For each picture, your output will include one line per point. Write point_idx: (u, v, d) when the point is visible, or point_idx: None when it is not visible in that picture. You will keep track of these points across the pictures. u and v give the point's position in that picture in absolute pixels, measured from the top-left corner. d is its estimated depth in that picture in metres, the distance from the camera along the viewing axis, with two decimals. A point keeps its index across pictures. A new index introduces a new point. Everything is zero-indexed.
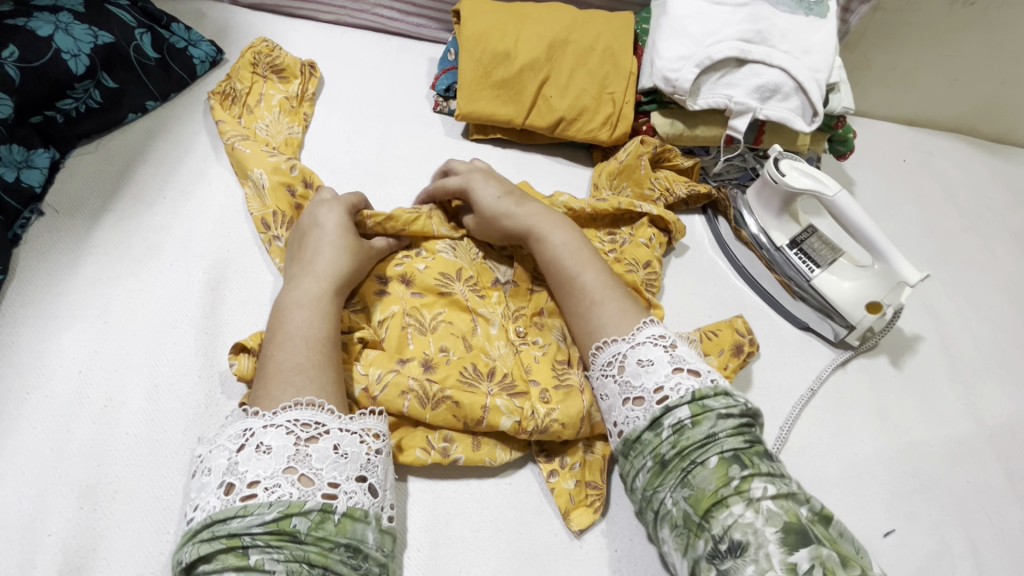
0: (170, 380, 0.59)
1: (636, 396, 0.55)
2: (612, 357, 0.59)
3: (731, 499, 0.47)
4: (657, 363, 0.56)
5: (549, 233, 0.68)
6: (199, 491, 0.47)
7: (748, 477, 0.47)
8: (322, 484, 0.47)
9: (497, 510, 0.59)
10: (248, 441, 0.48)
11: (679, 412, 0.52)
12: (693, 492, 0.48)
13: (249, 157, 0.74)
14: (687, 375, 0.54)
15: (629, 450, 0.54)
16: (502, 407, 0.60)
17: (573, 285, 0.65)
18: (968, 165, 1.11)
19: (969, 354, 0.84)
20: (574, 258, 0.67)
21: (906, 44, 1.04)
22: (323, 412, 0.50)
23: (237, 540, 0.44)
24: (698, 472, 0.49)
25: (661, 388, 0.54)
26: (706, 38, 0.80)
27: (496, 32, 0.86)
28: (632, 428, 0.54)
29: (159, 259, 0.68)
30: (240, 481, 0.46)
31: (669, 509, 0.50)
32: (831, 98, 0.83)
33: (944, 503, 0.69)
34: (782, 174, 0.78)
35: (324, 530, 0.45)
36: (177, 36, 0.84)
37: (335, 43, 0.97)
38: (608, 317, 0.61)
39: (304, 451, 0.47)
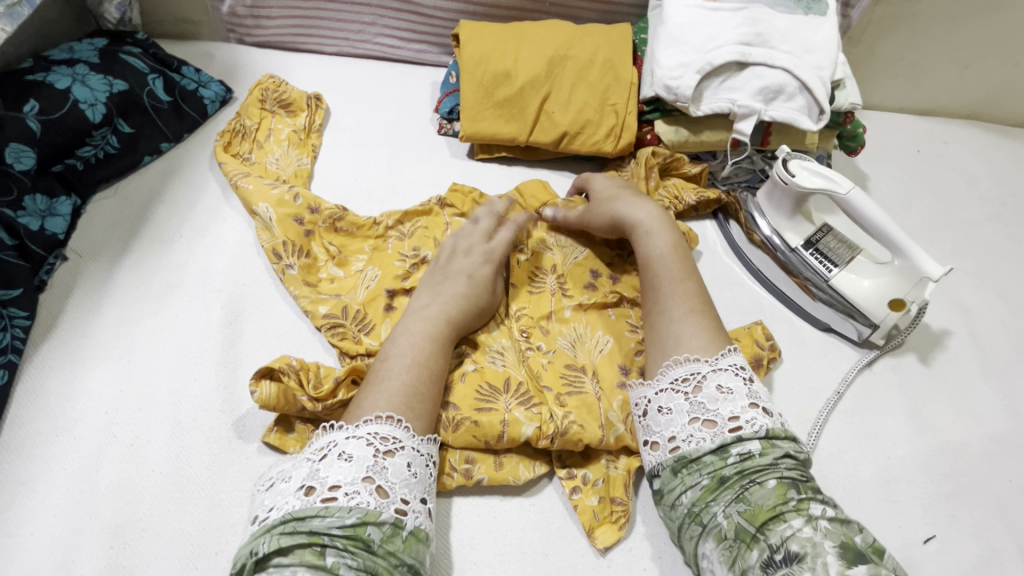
0: (194, 417, 0.60)
1: (708, 419, 0.54)
2: (688, 374, 0.56)
3: (789, 515, 0.47)
4: (735, 393, 0.55)
5: (651, 237, 0.69)
6: (276, 494, 0.49)
7: (805, 499, 0.48)
8: (396, 499, 0.48)
9: (522, 532, 0.58)
10: (331, 451, 0.50)
11: (749, 444, 0.52)
12: (750, 507, 0.49)
13: (253, 192, 0.76)
14: (761, 411, 0.54)
15: (683, 467, 0.53)
16: (521, 417, 0.61)
17: (674, 288, 0.64)
18: (987, 152, 1.08)
19: (1003, 347, 0.81)
20: (679, 261, 0.67)
21: (911, 35, 1.02)
22: (400, 429, 0.52)
23: (317, 538, 0.45)
24: (756, 489, 0.49)
25: (737, 417, 0.53)
26: (706, 44, 0.79)
27: (495, 52, 0.87)
28: (693, 446, 0.53)
29: (178, 295, 0.69)
30: (321, 484, 0.47)
31: (721, 522, 0.50)
32: (837, 95, 0.82)
33: (987, 505, 0.66)
34: (792, 174, 0.77)
35: (393, 545, 0.46)
36: (188, 78, 0.87)
37: (340, 75, 1.00)
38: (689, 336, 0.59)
39: (382, 463, 0.49)
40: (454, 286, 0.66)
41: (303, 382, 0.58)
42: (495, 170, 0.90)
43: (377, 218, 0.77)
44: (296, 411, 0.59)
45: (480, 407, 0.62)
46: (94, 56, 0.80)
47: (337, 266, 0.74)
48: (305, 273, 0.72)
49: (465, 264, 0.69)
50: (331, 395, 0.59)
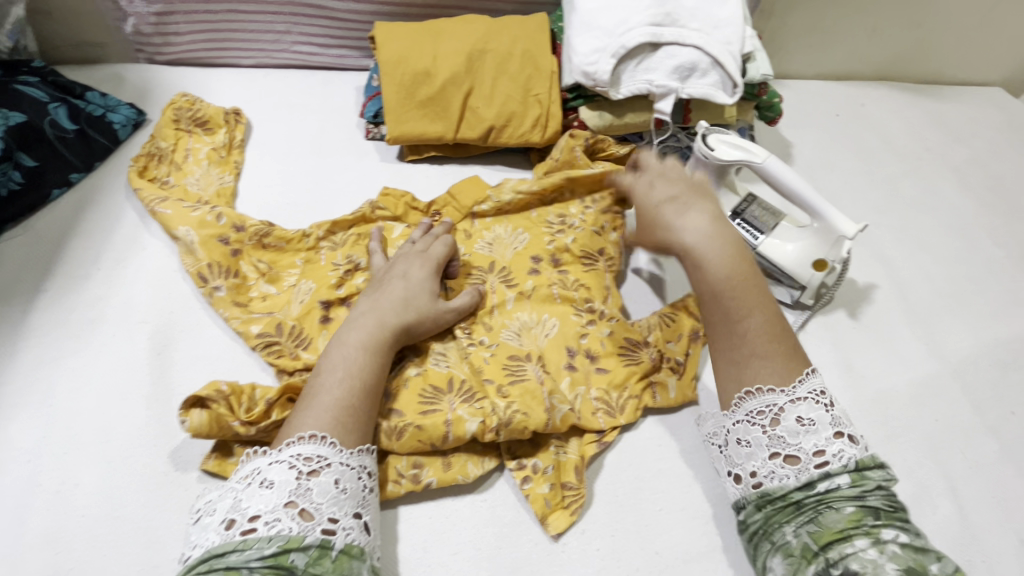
0: (125, 454, 0.58)
1: (790, 454, 0.54)
2: (763, 407, 0.57)
3: (856, 537, 0.48)
4: (818, 424, 0.55)
5: (712, 261, 0.62)
6: (201, 531, 0.49)
7: (880, 525, 0.49)
8: (322, 519, 0.48)
9: (474, 529, 0.58)
10: (254, 480, 0.50)
11: (837, 479, 0.52)
12: (818, 528, 0.50)
13: (172, 216, 0.74)
14: (848, 443, 0.54)
15: (766, 502, 0.54)
16: (464, 414, 0.60)
17: (741, 324, 0.60)
18: (901, 111, 1.14)
19: (925, 295, 0.85)
20: (740, 296, 0.61)
21: (819, 4, 1.06)
22: (326, 446, 0.52)
23: (235, 573, 0.44)
24: (829, 513, 0.51)
25: (822, 452, 0.53)
26: (618, 27, 0.80)
27: (413, 52, 0.86)
28: (777, 484, 0.54)
29: (100, 331, 0.66)
30: (241, 516, 0.48)
31: (790, 540, 0.51)
32: (749, 68, 0.84)
33: (917, 445, 0.69)
34: (712, 149, 0.78)
35: (322, 567, 0.46)
36: (94, 104, 0.84)
37: (259, 87, 0.97)
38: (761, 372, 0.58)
39: (305, 485, 0.49)
40: (393, 292, 0.66)
41: (234, 406, 0.57)
42: (427, 170, 0.90)
43: (306, 230, 0.76)
44: (233, 436, 0.57)
45: (424, 411, 0.61)
46: None
47: (268, 283, 0.73)
48: (234, 293, 0.70)
49: (405, 270, 0.69)
50: (265, 417, 0.58)
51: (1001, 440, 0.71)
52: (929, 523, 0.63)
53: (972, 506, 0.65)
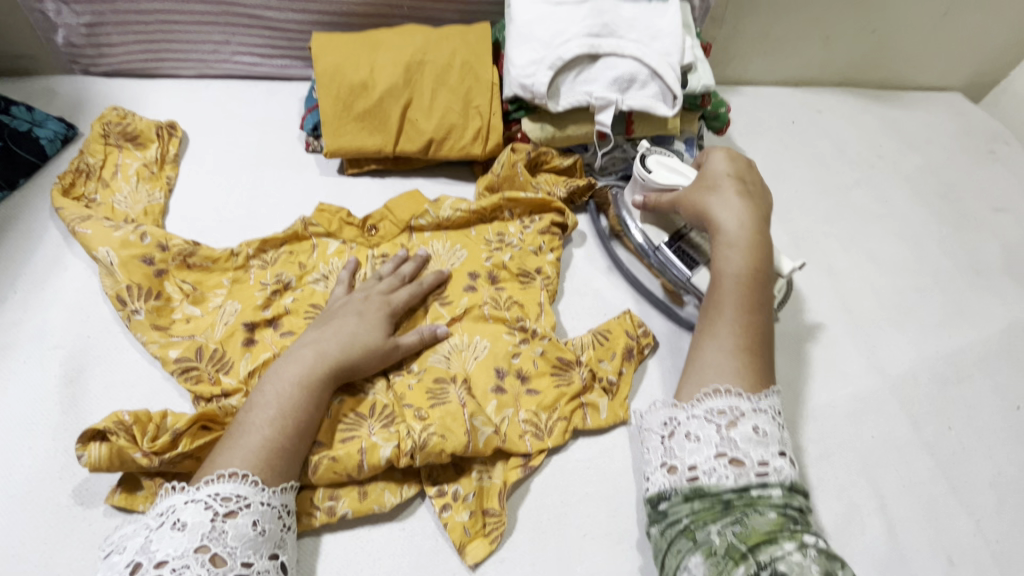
0: (27, 489, 0.56)
1: (736, 458, 0.53)
2: (727, 408, 0.56)
3: (782, 539, 0.48)
4: (770, 438, 0.55)
5: (736, 252, 0.66)
6: (107, 570, 0.47)
7: (800, 529, 0.49)
8: (235, 565, 0.48)
9: (390, 559, 0.57)
10: (167, 519, 0.49)
11: (770, 489, 0.52)
12: (746, 529, 0.49)
13: (92, 236, 0.72)
14: (788, 464, 0.54)
15: (695, 495, 0.53)
16: (378, 440, 0.58)
17: (734, 318, 0.62)
18: (856, 118, 1.13)
19: (868, 307, 0.85)
20: (755, 287, 0.64)
21: (771, 12, 1.05)
22: (246, 485, 0.51)
23: None
24: (754, 515, 0.50)
25: (766, 462, 0.53)
26: (554, 39, 0.79)
27: (350, 64, 0.84)
28: (713, 480, 0.53)
29: (11, 358, 0.64)
30: (148, 560, 0.46)
31: (713, 540, 0.50)
32: (690, 78, 0.83)
33: (850, 463, 0.69)
34: (648, 171, 0.77)
35: None
36: (19, 119, 0.81)
37: (198, 99, 0.95)
38: (731, 372, 0.59)
39: (220, 528, 0.49)
40: (342, 327, 0.64)
41: (137, 438, 0.55)
42: (368, 184, 0.88)
43: (234, 249, 0.74)
44: (137, 469, 0.56)
45: (343, 439, 0.60)
46: None
47: (192, 304, 0.71)
48: (154, 316, 0.68)
49: (360, 307, 0.67)
50: (172, 446, 0.56)
51: (935, 456, 0.70)
52: (858, 544, 0.63)
53: (902, 526, 0.64)
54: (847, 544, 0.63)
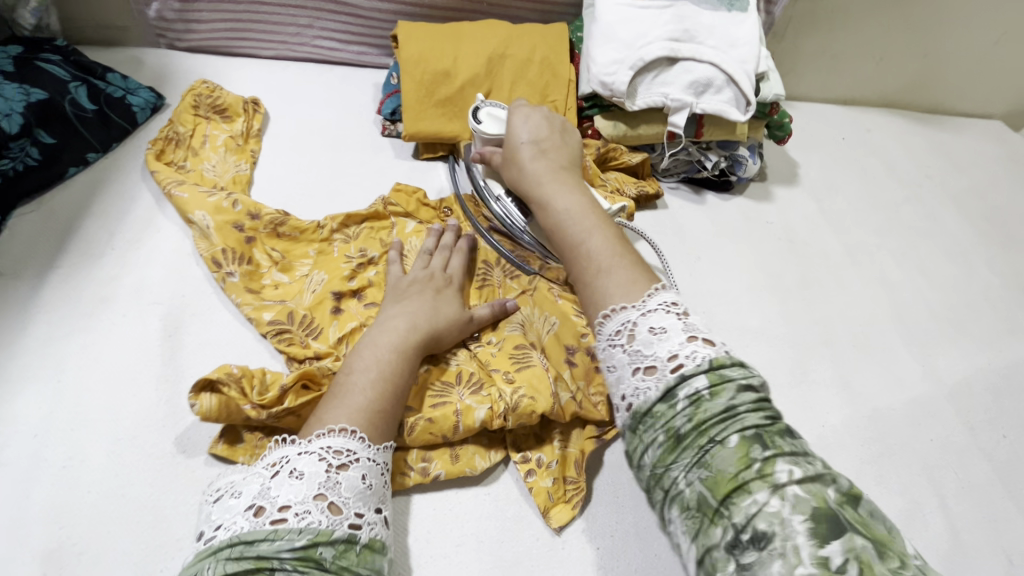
0: (133, 434, 0.58)
1: (647, 366, 0.47)
2: (620, 327, 0.51)
3: (753, 484, 0.39)
4: (670, 331, 0.48)
5: (553, 196, 0.64)
6: (224, 513, 0.48)
7: (769, 455, 0.40)
8: (349, 514, 0.48)
9: (478, 522, 0.60)
10: (283, 467, 0.50)
11: (695, 382, 0.44)
12: (710, 474, 0.41)
13: (188, 200, 0.74)
14: (702, 345, 0.47)
15: (640, 424, 0.46)
16: (472, 403, 0.62)
17: (590, 241, 0.59)
18: (903, 138, 1.16)
19: (921, 318, 0.87)
20: (578, 220, 0.61)
21: (831, 30, 1.08)
22: (355, 441, 0.52)
23: (265, 562, 0.43)
24: (717, 450, 0.41)
25: (676, 356, 0.46)
26: (637, 40, 0.82)
27: (434, 52, 0.88)
28: (642, 400, 0.46)
29: (111, 310, 0.66)
30: (270, 504, 0.47)
31: (682, 490, 0.42)
32: (762, 87, 0.86)
33: (911, 463, 0.71)
34: (479, 120, 0.77)
35: (348, 560, 0.46)
36: (114, 86, 0.84)
37: (279, 79, 0.98)
38: (612, 286, 0.54)
39: (334, 478, 0.49)
40: (426, 301, 0.67)
41: (246, 390, 0.58)
42: (441, 170, 0.91)
43: (321, 222, 0.77)
44: (243, 421, 0.58)
45: (434, 403, 0.63)
46: (10, 66, 0.77)
47: (281, 271, 0.73)
48: (246, 280, 0.71)
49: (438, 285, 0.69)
50: (275, 403, 0.58)
51: (991, 461, 0.73)
52: (921, 539, 0.65)
53: (963, 526, 0.67)
54: (911, 539, 0.65)
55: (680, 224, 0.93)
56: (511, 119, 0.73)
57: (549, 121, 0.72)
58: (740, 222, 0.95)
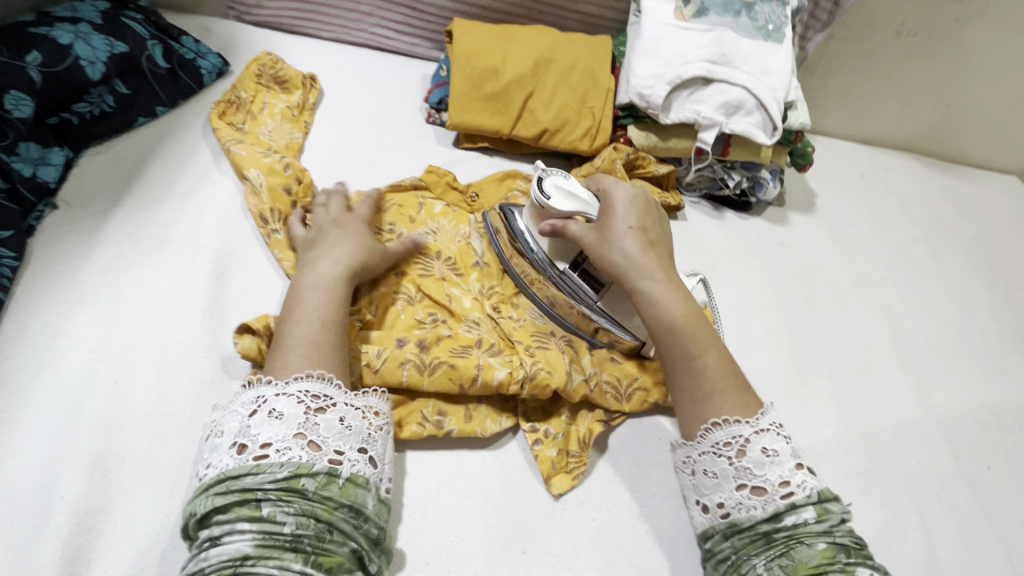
0: (178, 360, 0.63)
1: (755, 486, 0.56)
2: (730, 439, 0.59)
3: (834, 575, 0.50)
4: (781, 455, 0.57)
5: (654, 290, 0.66)
6: (213, 452, 0.54)
7: (853, 564, 0.51)
8: (328, 451, 0.54)
9: (484, 479, 0.65)
10: (261, 408, 0.55)
11: (803, 512, 0.54)
12: (793, 564, 0.52)
13: (244, 158, 0.79)
14: (806, 473, 0.56)
15: (733, 532, 0.56)
16: (494, 363, 0.67)
17: (693, 343, 0.64)
18: (919, 182, 1.21)
19: (920, 350, 0.91)
20: (682, 329, 0.64)
21: (860, 72, 1.13)
22: (331, 387, 0.57)
23: (250, 494, 0.51)
24: (802, 548, 0.52)
25: (787, 483, 0.55)
26: (676, 59, 0.88)
27: (485, 50, 0.93)
28: (744, 513, 0.56)
29: (167, 251, 0.72)
30: (252, 442, 0.53)
31: (762, 575, 0.53)
32: (789, 114, 0.91)
33: (897, 480, 0.74)
34: (548, 196, 0.72)
35: (328, 491, 0.52)
36: (187, 48, 0.90)
37: (334, 59, 1.04)
38: (726, 404, 0.61)
39: (312, 420, 0.55)
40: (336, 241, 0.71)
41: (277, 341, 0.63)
42: (478, 159, 0.97)
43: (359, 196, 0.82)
44: None
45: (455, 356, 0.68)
46: (97, 17, 0.82)
47: None
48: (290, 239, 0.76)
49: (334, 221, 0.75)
50: None
51: (973, 489, 0.76)
52: (900, 549, 0.69)
53: (940, 544, 0.70)
54: (891, 548, 0.68)
55: (698, 236, 0.98)
56: (610, 197, 0.73)
57: (643, 205, 0.74)
58: (755, 241, 1.00)
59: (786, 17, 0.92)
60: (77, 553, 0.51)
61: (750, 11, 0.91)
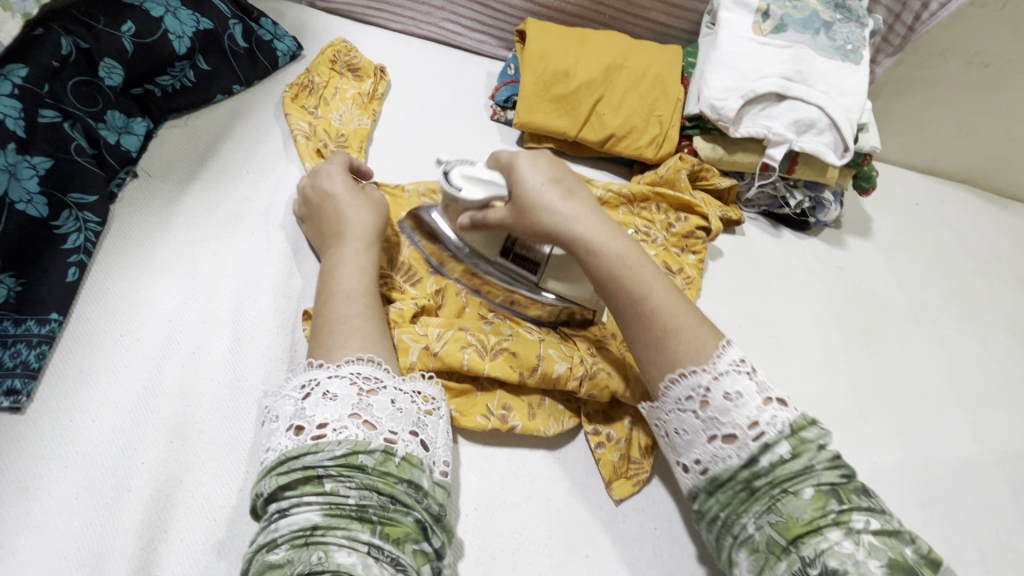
0: (251, 335, 0.64)
1: (726, 434, 0.54)
2: (690, 391, 0.56)
3: (827, 529, 0.49)
4: (745, 396, 0.54)
5: (598, 239, 0.63)
6: (269, 436, 0.53)
7: (846, 512, 0.49)
8: (383, 430, 0.53)
9: (547, 480, 0.65)
10: (314, 391, 0.54)
11: (777, 450, 0.52)
12: (783, 520, 0.50)
13: (304, 150, 0.81)
14: (777, 406, 0.54)
15: (716, 488, 0.54)
16: (555, 356, 0.67)
17: (655, 292, 0.61)
18: (977, 214, 1.19)
19: (978, 384, 0.90)
20: (628, 270, 0.62)
21: (923, 100, 1.12)
22: (381, 370, 0.57)
23: (312, 471, 0.50)
24: (790, 500, 0.50)
25: (756, 423, 0.53)
26: (752, 73, 0.87)
27: (557, 52, 0.94)
28: (722, 465, 0.54)
29: (242, 226, 0.72)
30: (309, 423, 0.52)
31: (752, 534, 0.51)
32: (860, 137, 0.91)
33: (957, 515, 0.74)
34: (455, 188, 0.68)
35: (387, 468, 0.51)
36: (265, 30, 0.90)
37: (402, 49, 1.04)
38: (684, 345, 0.57)
39: (366, 401, 0.54)
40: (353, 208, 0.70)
41: None
42: None
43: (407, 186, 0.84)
44: None
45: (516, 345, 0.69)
46: None
47: None
48: None
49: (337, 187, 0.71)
50: None
51: None
52: None
53: None
54: None
55: (755, 252, 0.97)
56: (515, 160, 0.67)
57: (555, 163, 0.69)
58: (812, 261, 0.99)
59: (865, 39, 0.92)
60: (155, 521, 0.53)
61: (829, 30, 0.91)
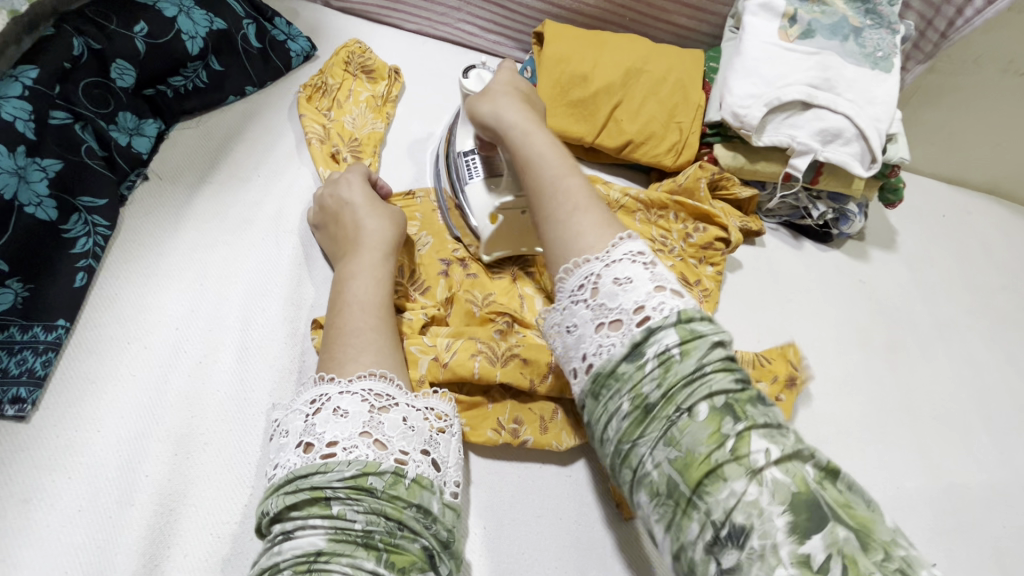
0: (258, 345, 0.64)
1: (612, 320, 0.50)
2: (583, 281, 0.53)
3: (727, 465, 0.41)
4: (635, 282, 0.51)
5: (527, 138, 0.64)
6: (278, 452, 0.52)
7: (743, 430, 0.42)
8: (394, 450, 0.51)
9: (559, 498, 0.64)
10: (324, 406, 0.52)
11: (663, 340, 0.47)
12: (681, 455, 0.43)
13: (319, 153, 0.80)
14: (668, 294, 0.49)
15: (601, 391, 0.49)
16: None
17: (566, 181, 0.59)
18: (1007, 226, 1.15)
19: (1005, 406, 0.87)
20: (544, 166, 0.61)
21: (954, 108, 1.08)
22: (393, 387, 0.55)
23: (320, 492, 0.48)
24: (687, 428, 0.43)
25: (642, 308, 0.49)
26: (777, 80, 0.84)
27: (576, 55, 0.91)
28: (607, 359, 0.49)
29: (253, 232, 0.71)
30: (319, 441, 0.51)
31: (651, 474, 0.44)
32: (889, 147, 0.87)
33: (982, 545, 0.72)
34: (467, 77, 0.76)
35: (396, 491, 0.49)
36: (278, 29, 0.88)
37: (416, 50, 1.02)
38: (581, 227, 0.56)
39: (377, 418, 0.52)
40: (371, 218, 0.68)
41: None
42: None
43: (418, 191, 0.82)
44: None
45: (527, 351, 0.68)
46: None
47: None
48: None
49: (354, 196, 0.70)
50: None
51: None
52: None
53: None
54: None
55: (776, 264, 0.94)
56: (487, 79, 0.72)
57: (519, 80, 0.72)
58: (834, 274, 0.96)
59: (896, 46, 0.88)
60: (158, 536, 0.53)
61: (858, 37, 0.88)
